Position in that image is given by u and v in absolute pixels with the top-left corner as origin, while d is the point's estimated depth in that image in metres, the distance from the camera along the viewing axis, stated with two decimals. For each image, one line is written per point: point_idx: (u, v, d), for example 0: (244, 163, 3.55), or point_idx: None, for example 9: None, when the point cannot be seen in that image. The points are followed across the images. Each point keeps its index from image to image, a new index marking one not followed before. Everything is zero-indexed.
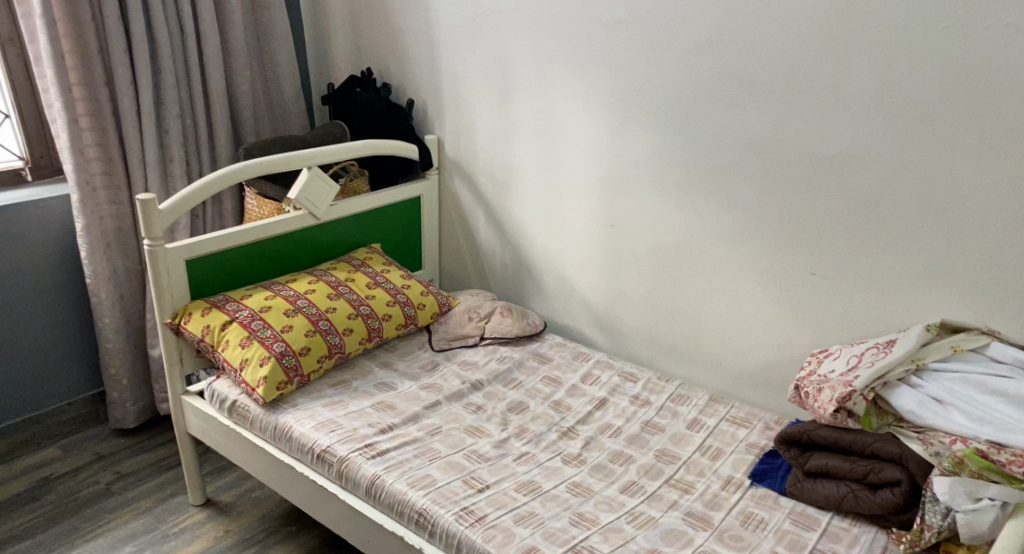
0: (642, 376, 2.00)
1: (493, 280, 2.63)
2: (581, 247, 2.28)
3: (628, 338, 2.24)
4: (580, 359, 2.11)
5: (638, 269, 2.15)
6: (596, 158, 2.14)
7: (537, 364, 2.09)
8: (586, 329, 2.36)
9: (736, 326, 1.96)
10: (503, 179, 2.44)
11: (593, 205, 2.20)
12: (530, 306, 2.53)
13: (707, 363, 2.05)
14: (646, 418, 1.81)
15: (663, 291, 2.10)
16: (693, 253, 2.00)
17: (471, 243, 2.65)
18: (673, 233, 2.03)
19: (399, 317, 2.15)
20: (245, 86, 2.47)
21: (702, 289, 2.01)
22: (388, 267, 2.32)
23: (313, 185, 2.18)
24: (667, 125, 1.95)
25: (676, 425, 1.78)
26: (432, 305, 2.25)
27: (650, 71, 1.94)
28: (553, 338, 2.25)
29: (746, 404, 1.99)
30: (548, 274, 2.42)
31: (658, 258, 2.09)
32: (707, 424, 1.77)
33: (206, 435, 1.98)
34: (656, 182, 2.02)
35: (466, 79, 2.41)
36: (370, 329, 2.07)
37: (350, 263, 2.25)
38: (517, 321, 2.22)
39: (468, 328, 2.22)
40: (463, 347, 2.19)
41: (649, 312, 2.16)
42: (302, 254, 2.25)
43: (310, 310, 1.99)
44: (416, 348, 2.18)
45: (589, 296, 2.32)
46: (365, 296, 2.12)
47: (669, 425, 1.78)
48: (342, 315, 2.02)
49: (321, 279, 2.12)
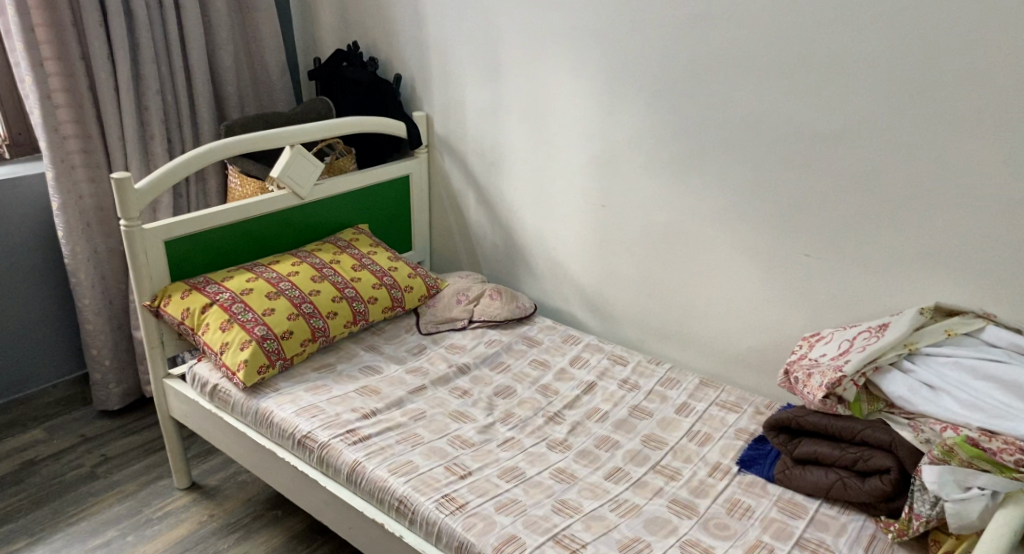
0: (633, 358, 1.97)
1: (483, 262, 2.59)
2: (572, 227, 2.24)
3: (619, 320, 2.20)
4: (569, 342, 2.08)
5: (629, 251, 2.11)
6: (586, 136, 2.09)
7: (526, 347, 2.06)
8: (578, 312, 2.32)
9: (727, 310, 1.92)
10: (493, 158, 2.38)
11: (585, 184, 2.15)
12: (520, 288, 2.49)
13: (698, 347, 2.01)
14: (634, 402, 1.78)
15: (654, 273, 2.06)
16: (684, 234, 1.95)
17: (462, 224, 2.61)
18: (665, 214, 1.98)
19: (385, 299, 2.12)
20: (228, 61, 2.41)
21: (693, 271, 1.96)
22: (375, 248, 2.27)
23: (296, 163, 2.13)
24: (658, 102, 1.89)
25: (664, 409, 1.75)
26: (419, 287, 2.21)
27: (640, 44, 1.87)
28: (542, 321, 2.21)
29: (738, 389, 1.96)
30: (538, 255, 2.38)
31: (649, 239, 2.04)
32: (696, 409, 1.74)
33: (189, 419, 1.95)
34: (647, 160, 1.97)
35: (454, 54, 2.34)
36: (355, 312, 2.03)
37: (335, 244, 2.21)
38: (506, 304, 2.19)
39: (457, 311, 2.18)
40: (451, 330, 2.15)
41: (640, 294, 2.12)
42: (286, 234, 2.21)
43: (293, 292, 1.95)
44: (403, 331, 2.14)
45: (580, 277, 2.28)
46: (351, 278, 2.09)
47: (657, 410, 1.75)
48: (326, 298, 1.99)
49: (304, 261, 2.07)
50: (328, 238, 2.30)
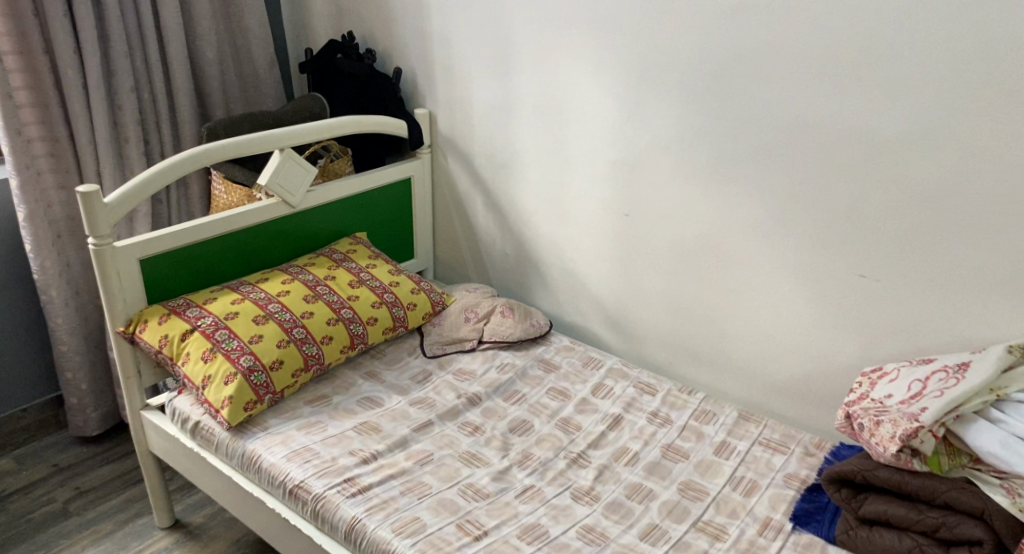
0: (662, 388, 1.77)
1: (493, 271, 2.39)
2: (591, 237, 2.04)
3: (643, 340, 2.00)
4: (590, 366, 1.88)
5: (657, 265, 1.90)
6: (608, 138, 1.88)
7: (543, 372, 1.86)
8: (597, 329, 2.12)
9: (768, 332, 1.71)
10: (503, 160, 2.17)
11: (606, 190, 1.94)
12: (533, 301, 2.29)
13: (735, 373, 1.81)
14: (667, 441, 1.58)
15: (684, 289, 1.86)
16: (720, 248, 1.75)
17: (469, 230, 2.40)
18: (698, 225, 1.77)
19: (386, 320, 1.92)
20: (211, 54, 2.19)
21: (730, 289, 1.76)
22: (375, 261, 2.07)
23: (286, 169, 1.93)
24: (691, 101, 1.68)
25: (702, 449, 1.56)
26: (423, 304, 2.01)
27: (671, 36, 1.66)
28: (559, 341, 2.01)
29: (780, 420, 1.76)
30: (553, 266, 2.18)
31: (679, 252, 1.84)
32: (738, 450, 1.55)
33: (169, 456, 1.76)
34: (677, 166, 1.76)
35: (458, 45, 2.12)
36: (352, 335, 1.83)
37: (330, 258, 2.01)
38: (519, 322, 1.99)
39: (465, 330, 1.98)
40: (459, 352, 1.95)
41: (668, 312, 1.91)
42: (276, 246, 2.00)
43: (284, 315, 1.75)
44: (406, 354, 1.94)
45: (599, 291, 2.08)
46: (348, 296, 1.89)
47: (694, 450, 1.55)
48: (321, 320, 1.79)
49: (296, 278, 1.87)
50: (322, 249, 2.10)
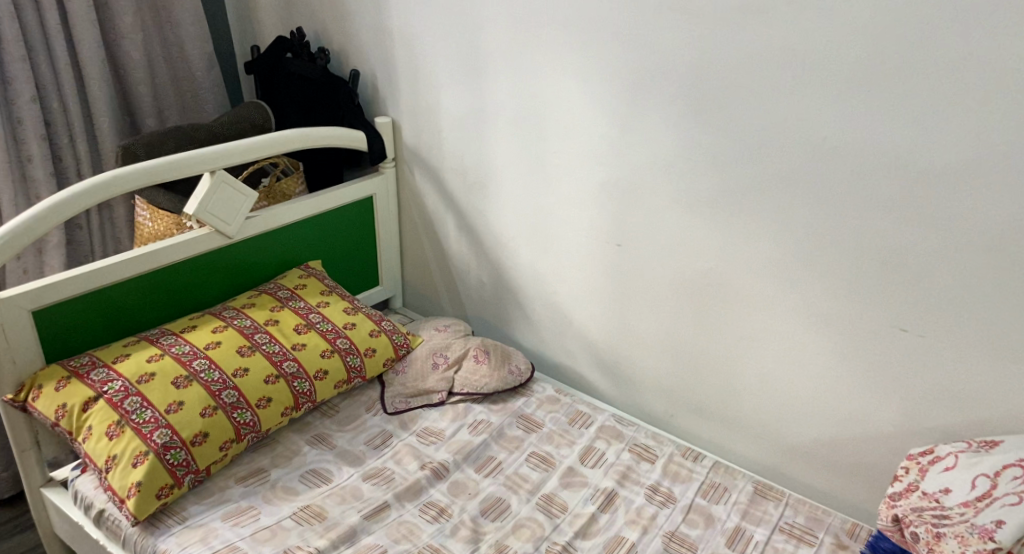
0: (662, 453, 1.50)
1: (468, 301, 2.11)
2: (579, 269, 1.76)
3: (639, 388, 1.73)
4: (578, 423, 1.60)
5: (653, 303, 1.63)
6: (596, 157, 1.60)
7: (523, 431, 1.59)
8: (585, 371, 1.85)
9: (787, 387, 1.45)
10: (476, 177, 1.89)
11: (594, 216, 1.67)
12: (513, 336, 2.02)
13: (747, 431, 1.54)
14: (671, 528, 1.32)
15: (686, 333, 1.59)
16: (728, 288, 1.48)
17: (440, 255, 2.12)
18: (703, 259, 1.50)
19: (339, 371, 1.64)
20: (135, 54, 1.88)
21: (740, 335, 1.49)
22: (327, 297, 1.78)
23: (219, 195, 1.64)
24: (694, 116, 1.40)
25: (712, 539, 1.29)
26: (383, 349, 1.73)
27: (669, 38, 1.38)
28: (543, 389, 1.74)
29: (801, 489, 1.50)
30: (536, 299, 1.91)
31: (680, 289, 1.57)
32: (755, 541, 1.29)
33: (75, 543, 1.47)
34: (678, 191, 1.49)
35: (422, 45, 1.83)
36: (296, 394, 1.55)
37: (274, 296, 1.72)
38: (495, 369, 1.71)
39: (432, 380, 1.70)
40: (426, 406, 1.68)
41: (667, 357, 1.65)
42: (210, 283, 1.71)
43: (213, 375, 1.47)
44: (363, 410, 1.67)
45: (587, 329, 1.81)
46: (292, 345, 1.60)
47: (702, 541, 1.29)
48: (257, 378, 1.51)
49: (230, 325, 1.59)
50: (266, 284, 1.81)
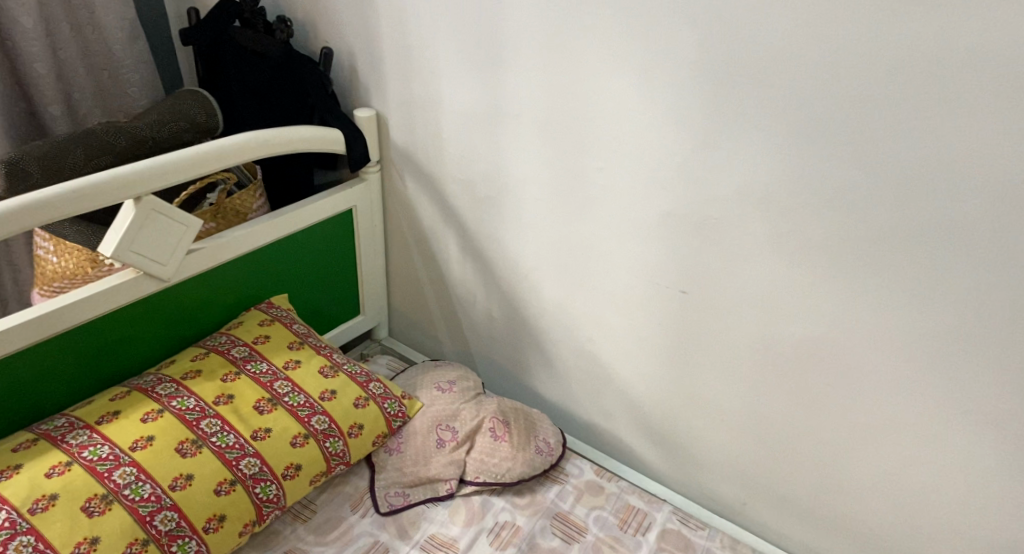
0: None
1: (473, 338, 1.67)
2: (626, 317, 1.37)
3: (702, 468, 1.38)
4: (631, 528, 1.27)
5: (736, 372, 1.27)
6: (660, 180, 1.20)
7: (561, 543, 1.24)
8: (628, 437, 1.48)
9: (915, 493, 1.16)
10: (486, 193, 1.45)
11: (654, 254, 1.27)
12: (530, 386, 1.62)
13: (848, 535, 1.27)
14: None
15: (778, 413, 1.25)
16: (846, 367, 1.14)
17: (438, 281, 1.67)
18: (809, 327, 1.15)
19: (315, 463, 1.23)
20: (28, 24, 1.39)
21: (854, 424, 1.17)
22: (297, 352, 1.34)
23: (149, 230, 1.19)
24: (816, 137, 1.01)
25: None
26: (373, 423, 1.33)
27: (784, 28, 0.98)
28: (578, 471, 1.39)
29: None
30: (564, 347, 1.50)
31: (774, 359, 1.21)
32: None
33: None
34: (779, 233, 1.11)
35: (418, 19, 1.37)
36: (259, 504, 1.15)
37: (227, 356, 1.28)
38: (519, 449, 1.34)
39: (437, 465, 1.32)
40: (430, 500, 1.30)
41: (748, 439, 1.30)
42: (140, 341, 1.28)
43: (142, 491, 1.05)
44: (348, 509, 1.28)
45: (634, 389, 1.43)
46: (252, 432, 1.18)
47: None
48: (204, 489, 1.09)
49: (167, 408, 1.16)
50: (215, 334, 1.36)
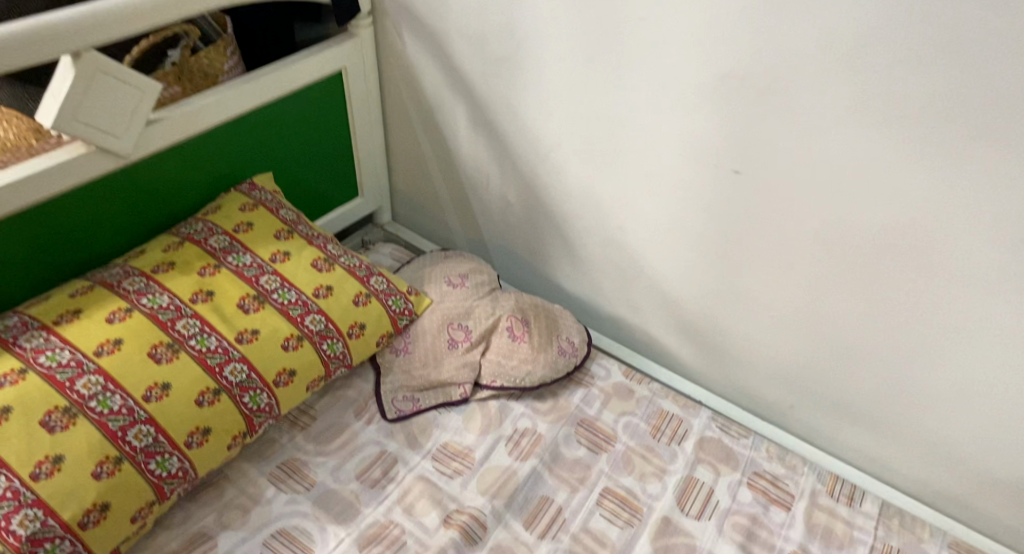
0: (802, 490, 1.07)
1: (486, 223, 1.45)
2: (665, 201, 1.14)
3: (747, 372, 1.22)
4: (664, 437, 1.14)
5: (792, 262, 1.06)
6: (720, 29, 0.94)
7: (587, 453, 1.12)
8: (661, 335, 1.30)
9: (1003, 401, 0.97)
10: (499, 51, 1.20)
11: (704, 124, 1.03)
12: (551, 278, 1.41)
13: (913, 443, 1.08)
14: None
15: (842, 309, 1.05)
16: (935, 256, 0.92)
17: (444, 158, 1.43)
18: (895, 210, 0.92)
19: (311, 368, 1.09)
20: None
21: (937, 324, 0.97)
22: (286, 242, 1.16)
23: (98, 95, 0.95)
24: None
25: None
26: (376, 323, 1.17)
27: None
28: (605, 373, 1.25)
29: (987, 529, 1.08)
30: (589, 235, 1.28)
31: (844, 246, 0.99)
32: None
33: None
34: (870, 93, 0.87)
35: None
36: (248, 414, 1.01)
37: (205, 246, 1.10)
38: (539, 350, 1.20)
39: (449, 368, 1.19)
40: (442, 406, 1.17)
41: (802, 338, 1.12)
42: (103, 227, 1.07)
43: (111, 402, 0.90)
44: (352, 415, 1.15)
45: (670, 284, 1.22)
46: (237, 335, 1.03)
47: None
48: (185, 400, 0.95)
49: (136, 306, 0.99)
50: (189, 220, 1.16)
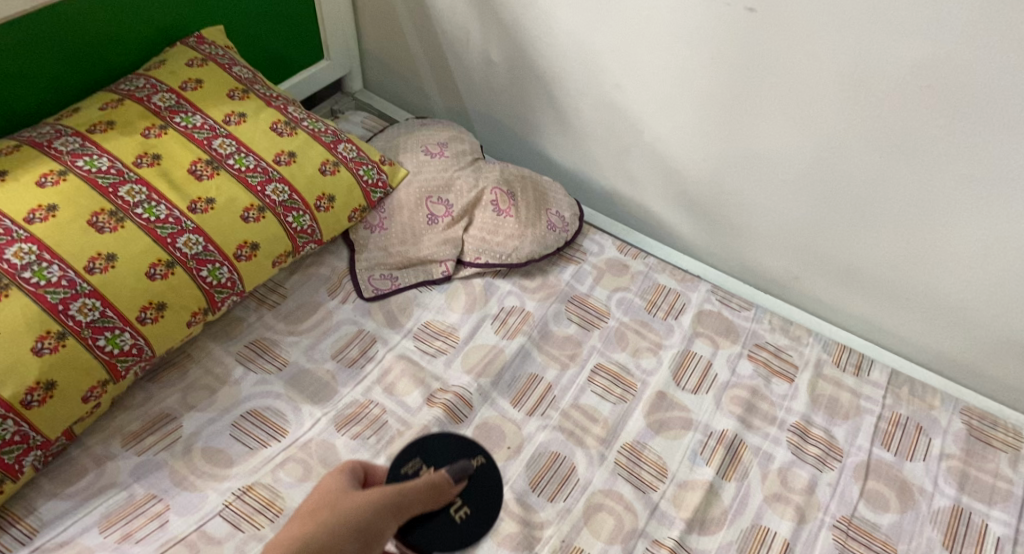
0: (805, 363, 1.02)
1: (467, 88, 1.32)
2: (666, 52, 1.01)
3: (750, 242, 1.14)
4: (661, 311, 1.08)
5: (808, 115, 0.94)
6: None
7: (578, 330, 1.05)
8: (658, 205, 1.21)
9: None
10: None
11: None
12: (539, 148, 1.30)
13: (929, 312, 1.03)
14: (843, 513, 0.87)
15: (861, 164, 0.94)
16: (973, 95, 0.81)
17: (418, 13, 1.27)
18: (933, 46, 0.80)
19: (277, 241, 0.99)
20: None
21: (966, 176, 0.87)
22: (241, 103, 1.04)
23: None
24: None
25: (920, 537, 0.85)
26: (346, 194, 1.07)
27: None
28: (598, 249, 1.17)
29: (992, 390, 1.05)
30: (581, 97, 1.16)
31: (869, 90, 0.87)
32: (995, 540, 0.85)
33: None
34: None
35: None
36: (208, 290, 0.93)
37: (148, 105, 0.98)
38: (526, 223, 1.10)
39: (429, 244, 1.09)
40: (423, 284, 1.09)
41: (812, 203, 1.02)
42: (29, 81, 0.94)
43: (48, 274, 0.81)
44: (325, 294, 1.07)
45: (670, 149, 1.12)
46: (190, 204, 0.92)
47: (900, 534, 0.85)
48: (134, 273, 0.86)
49: (71, 169, 0.88)
50: (129, 76, 1.03)
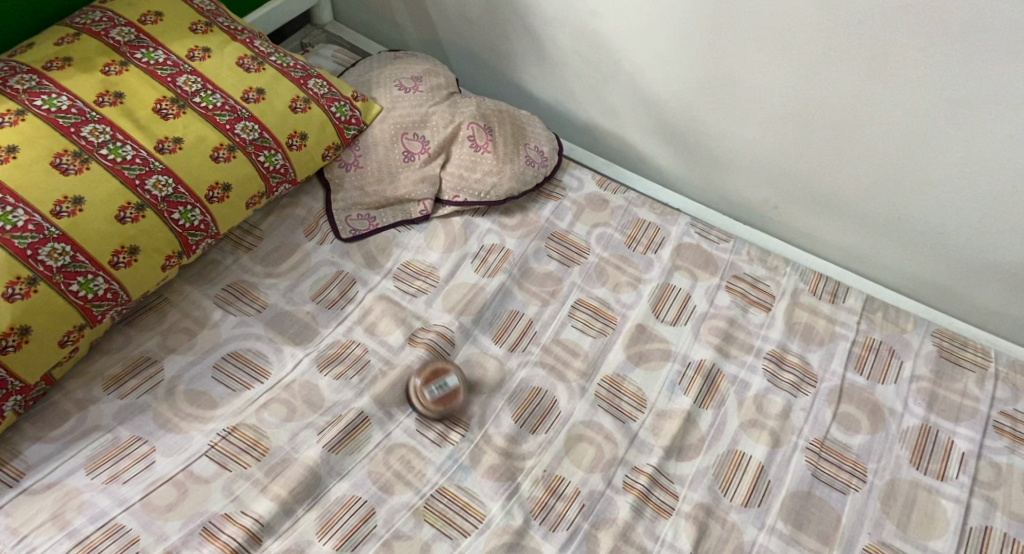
0: (783, 293, 1.03)
1: (441, 19, 1.27)
2: None
3: (730, 173, 1.13)
4: (640, 246, 1.08)
5: (788, 40, 0.92)
6: None
7: (558, 266, 1.05)
8: (638, 137, 1.20)
9: (1009, 181, 0.89)
10: None
11: None
12: (516, 81, 1.27)
13: (907, 238, 1.03)
14: (816, 436, 0.90)
15: (842, 90, 0.93)
16: (956, 11, 0.78)
17: None
18: None
19: (250, 182, 0.97)
20: None
21: (946, 97, 0.86)
22: (204, 37, 1.00)
23: None
24: None
25: (889, 455, 0.88)
26: (319, 133, 1.04)
27: None
28: (577, 184, 1.16)
29: (964, 311, 1.08)
30: (558, 26, 1.12)
31: (850, 9, 0.85)
32: (960, 455, 0.88)
33: None
34: None
35: None
36: (181, 233, 0.91)
37: (106, 39, 0.94)
38: (504, 159, 1.08)
39: (406, 182, 1.08)
40: (402, 224, 1.08)
41: (793, 131, 1.01)
42: None
43: (14, 218, 0.78)
44: (302, 235, 1.06)
45: (650, 79, 1.09)
46: (157, 144, 0.90)
47: (871, 455, 0.88)
48: (103, 216, 0.84)
49: (30, 108, 0.84)
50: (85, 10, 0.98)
